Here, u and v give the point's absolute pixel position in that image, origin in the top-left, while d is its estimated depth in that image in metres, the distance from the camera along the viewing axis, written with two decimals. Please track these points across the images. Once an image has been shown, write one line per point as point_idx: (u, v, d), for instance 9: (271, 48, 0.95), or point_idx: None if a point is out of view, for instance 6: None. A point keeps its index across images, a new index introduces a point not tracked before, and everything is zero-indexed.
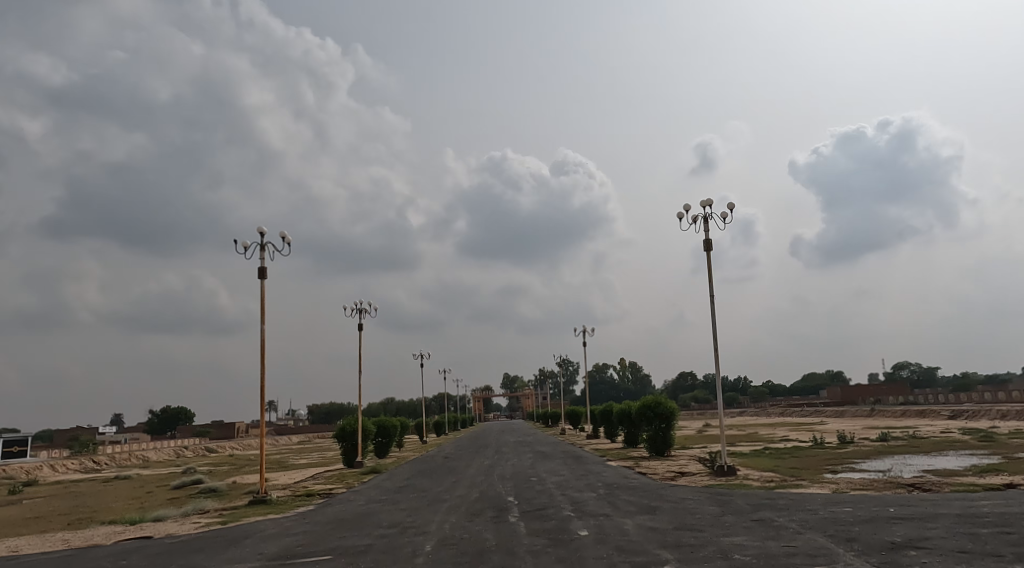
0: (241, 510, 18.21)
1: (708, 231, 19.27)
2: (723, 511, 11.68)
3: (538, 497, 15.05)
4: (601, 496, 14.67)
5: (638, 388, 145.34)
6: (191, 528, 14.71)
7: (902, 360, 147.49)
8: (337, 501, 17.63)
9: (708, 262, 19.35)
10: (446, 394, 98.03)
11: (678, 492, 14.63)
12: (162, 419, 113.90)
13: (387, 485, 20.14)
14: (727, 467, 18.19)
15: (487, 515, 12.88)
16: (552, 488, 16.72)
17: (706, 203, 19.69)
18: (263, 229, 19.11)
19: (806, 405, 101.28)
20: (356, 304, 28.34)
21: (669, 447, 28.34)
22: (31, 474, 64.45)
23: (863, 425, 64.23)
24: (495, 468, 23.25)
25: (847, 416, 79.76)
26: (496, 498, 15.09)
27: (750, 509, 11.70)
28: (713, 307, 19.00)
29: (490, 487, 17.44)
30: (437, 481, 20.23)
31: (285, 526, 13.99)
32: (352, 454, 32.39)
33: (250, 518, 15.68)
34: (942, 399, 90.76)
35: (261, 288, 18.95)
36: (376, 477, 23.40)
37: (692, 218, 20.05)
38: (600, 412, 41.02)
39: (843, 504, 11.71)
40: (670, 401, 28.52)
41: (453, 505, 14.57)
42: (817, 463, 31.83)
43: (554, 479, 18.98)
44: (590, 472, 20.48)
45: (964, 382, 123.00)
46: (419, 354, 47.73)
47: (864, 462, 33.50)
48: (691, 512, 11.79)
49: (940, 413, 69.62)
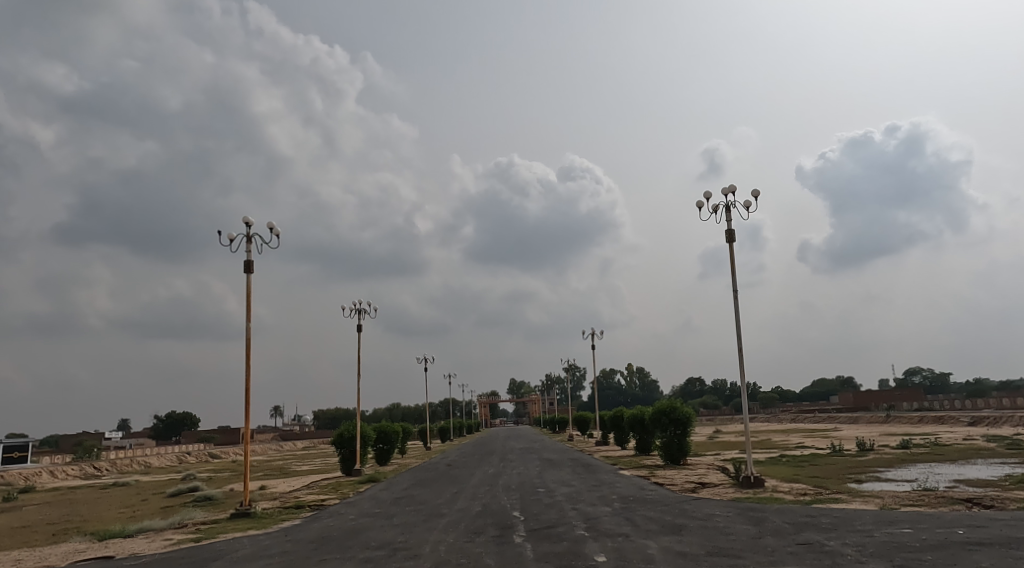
0: (220, 524, 16.69)
1: (731, 222, 17.68)
2: (762, 533, 10.09)
3: (546, 512, 13.56)
4: (618, 512, 13.11)
5: (646, 394, 143.34)
6: (160, 547, 13.26)
7: (914, 367, 145.17)
8: (326, 515, 16.11)
9: (731, 254, 17.75)
10: (450, 401, 96.61)
11: (705, 508, 13.02)
12: (167, 423, 112.87)
13: (383, 497, 18.66)
14: (754, 479, 16.57)
15: (488, 535, 11.33)
16: (562, 501, 15.18)
17: (730, 190, 18.10)
18: (248, 219, 17.68)
19: (819, 411, 99.84)
20: (355, 304, 27.27)
21: (684, 455, 26.73)
22: (30, 480, 63.20)
23: (881, 431, 62.46)
24: (499, 478, 21.57)
25: (861, 421, 78.04)
26: (499, 513, 13.53)
27: (794, 530, 10.10)
28: (735, 304, 17.40)
29: (493, 500, 15.87)
30: (437, 492, 18.65)
31: (264, 545, 12.49)
32: (351, 461, 30.94)
33: (227, 535, 14.21)
34: (957, 406, 88.60)
35: (247, 283, 17.50)
36: (374, 486, 21.95)
37: (712, 208, 18.41)
38: (610, 418, 39.30)
39: (901, 525, 10.11)
40: (686, 405, 26.79)
41: (451, 521, 13.03)
42: (840, 472, 30.19)
43: (564, 490, 17.45)
44: (603, 482, 18.92)
45: (977, 388, 120.87)
46: (425, 358, 44.48)
47: (889, 471, 31.71)
48: (723, 533, 10.21)
49: (961, 420, 67.49)
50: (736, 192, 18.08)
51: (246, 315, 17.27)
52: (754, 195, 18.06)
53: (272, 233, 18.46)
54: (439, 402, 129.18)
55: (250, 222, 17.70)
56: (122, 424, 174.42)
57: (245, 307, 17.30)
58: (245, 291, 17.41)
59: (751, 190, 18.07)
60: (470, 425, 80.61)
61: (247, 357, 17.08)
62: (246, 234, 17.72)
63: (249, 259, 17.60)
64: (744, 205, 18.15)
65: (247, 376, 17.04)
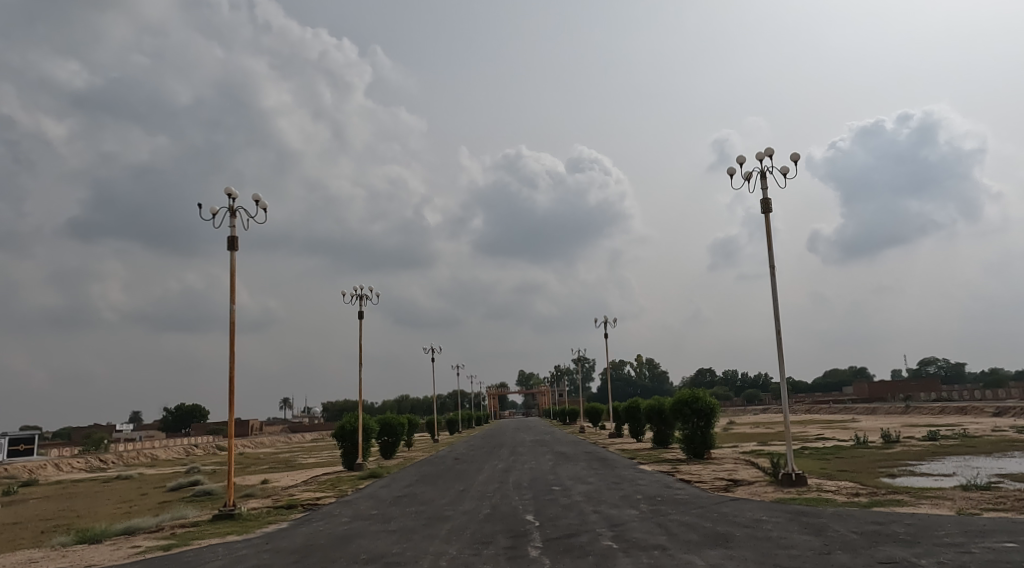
0: (200, 527, 15.03)
1: (767, 189, 15.83)
2: (828, 546, 8.40)
3: (564, 516, 11.84)
4: (648, 516, 11.38)
5: (656, 384, 141.40)
6: (124, 557, 11.58)
7: (929, 356, 142.67)
8: (319, 517, 14.49)
9: (768, 227, 15.89)
10: (457, 393, 95.25)
11: (749, 512, 11.27)
12: (177, 416, 111.72)
13: (383, 496, 17.02)
14: (796, 477, 14.82)
15: (499, 546, 9.63)
16: (582, 501, 13.48)
17: (767, 154, 16.21)
18: (232, 191, 15.96)
19: (833, 401, 97.79)
20: (355, 290, 25.63)
21: (708, 449, 24.95)
22: (34, 473, 61.98)
23: (903, 423, 60.51)
24: (509, 474, 19.86)
25: (881, 412, 76.20)
26: (512, 517, 11.87)
27: (868, 544, 8.37)
28: (771, 282, 15.45)
29: (504, 500, 14.23)
30: (442, 490, 16.93)
31: (240, 555, 10.85)
32: (353, 456, 29.31)
33: (203, 541, 12.53)
34: (976, 396, 86.40)
35: (231, 261, 15.76)
36: (375, 483, 20.29)
37: (745, 175, 16.59)
38: (624, 409, 37.64)
39: (998, 537, 8.36)
40: (709, 395, 25.06)
41: (456, 527, 11.34)
42: (871, 466, 28.44)
43: (581, 489, 15.78)
44: (624, 480, 17.18)
45: (995, 378, 118.56)
46: (431, 346, 43.71)
47: (922, 465, 29.82)
48: (782, 546, 8.46)
49: (985, 409, 65.70)
50: (772, 156, 16.18)
51: (230, 295, 15.53)
52: (792, 159, 16.21)
53: (258, 207, 16.65)
54: (449, 394, 127.76)
55: (234, 195, 15.96)
56: (135, 418, 174.55)
57: (229, 287, 15.58)
58: (229, 270, 15.65)
59: (790, 154, 16.21)
60: (478, 417, 78.87)
61: (231, 342, 15.36)
62: (230, 207, 15.98)
63: (232, 235, 15.89)
64: (780, 171, 16.30)
65: (230, 362, 15.36)
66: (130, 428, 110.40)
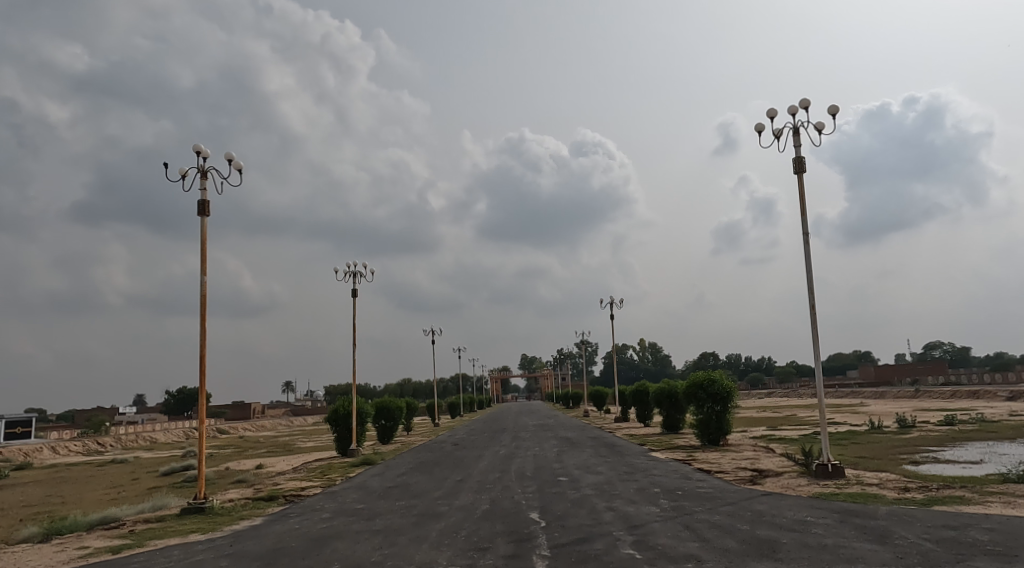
0: (163, 522, 13.42)
1: (801, 147, 14.09)
2: (904, 560, 6.79)
3: (575, 514, 10.22)
4: (672, 515, 9.81)
5: (659, 369, 139.95)
6: (63, 562, 9.96)
7: (933, 341, 141.08)
8: (299, 512, 12.98)
9: (801, 189, 14.17)
10: (461, 378, 94.06)
11: (790, 511, 9.68)
12: (179, 399, 110.47)
13: (372, 487, 15.48)
14: (832, 468, 13.24)
15: (500, 554, 8.05)
16: (593, 496, 11.88)
17: (801, 107, 14.46)
18: (202, 149, 14.30)
19: (840, 386, 96.13)
20: (349, 266, 24.55)
21: (724, 435, 23.36)
22: (29, 457, 60.62)
23: (916, 408, 58.85)
24: (511, 462, 18.30)
25: (890, 396, 74.67)
26: (514, 515, 10.32)
27: (952, 556, 6.80)
28: (806, 248, 13.71)
29: (504, 493, 12.71)
30: (437, 480, 15.39)
31: (197, 561, 9.29)
32: (347, 441, 27.85)
33: (158, 542, 10.89)
34: (986, 381, 84.68)
35: (200, 226, 14.13)
36: (367, 471, 18.79)
37: (775, 133, 14.86)
38: (631, 393, 36.10)
39: None
40: (726, 377, 23.44)
41: (448, 528, 9.77)
42: (893, 452, 26.87)
43: (591, 479, 14.22)
44: (637, 470, 15.60)
45: (1002, 362, 117.17)
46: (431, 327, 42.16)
47: (946, 451, 28.14)
48: (845, 559, 6.92)
49: (998, 394, 64.17)
50: (807, 109, 14.44)
51: (201, 266, 13.90)
52: (828, 113, 14.44)
53: (231, 166, 14.94)
54: (451, 378, 126.09)
55: (204, 152, 14.31)
56: (139, 401, 174.49)
57: (199, 254, 13.96)
58: (199, 237, 14.03)
59: (827, 107, 14.44)
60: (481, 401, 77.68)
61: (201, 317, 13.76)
62: (200, 168, 14.31)
63: (204, 199, 14.25)
64: (815, 127, 14.53)
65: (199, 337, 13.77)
66: (132, 411, 109.56)
